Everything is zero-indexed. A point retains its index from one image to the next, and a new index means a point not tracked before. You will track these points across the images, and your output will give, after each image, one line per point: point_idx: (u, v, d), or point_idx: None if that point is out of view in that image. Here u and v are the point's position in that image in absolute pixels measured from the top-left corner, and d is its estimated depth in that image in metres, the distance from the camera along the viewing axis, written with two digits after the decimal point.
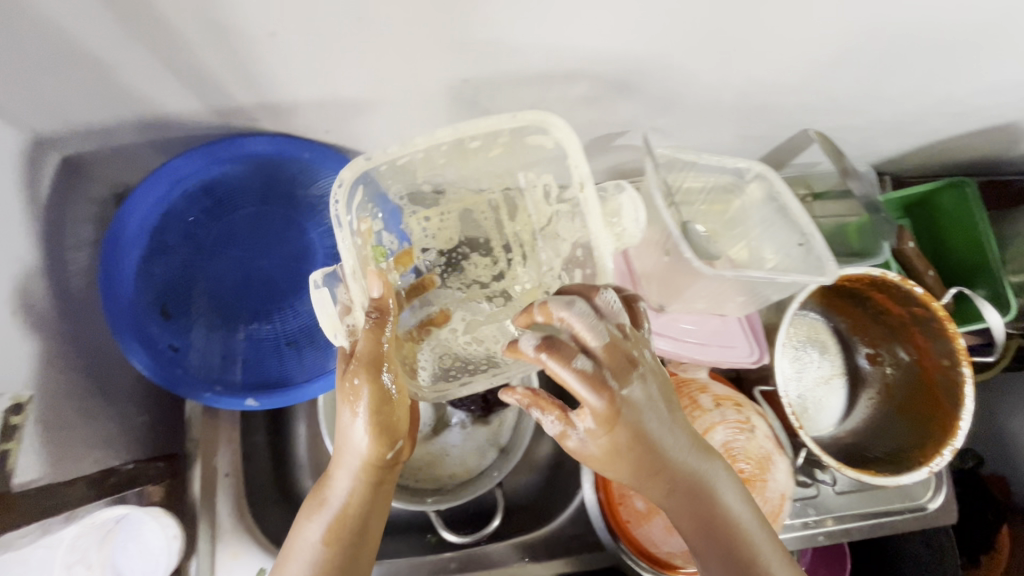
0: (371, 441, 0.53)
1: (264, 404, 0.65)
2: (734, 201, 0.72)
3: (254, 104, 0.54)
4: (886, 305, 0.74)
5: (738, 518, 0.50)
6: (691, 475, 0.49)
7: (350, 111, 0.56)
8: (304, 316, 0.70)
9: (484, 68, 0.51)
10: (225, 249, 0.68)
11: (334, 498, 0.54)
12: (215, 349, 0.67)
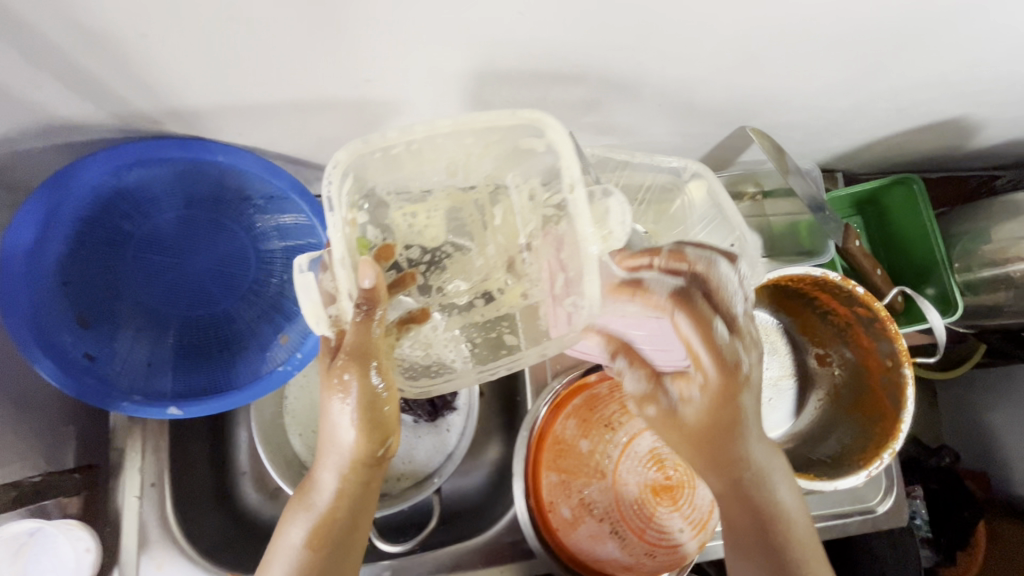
0: (358, 439, 0.55)
1: (190, 412, 0.63)
2: (676, 200, 0.71)
3: (155, 108, 0.52)
4: (832, 306, 0.73)
5: (787, 512, 0.52)
6: (749, 466, 0.53)
7: (258, 114, 0.55)
8: (236, 319, 0.70)
9: (389, 76, 0.50)
10: (148, 253, 0.65)
11: (320, 496, 0.57)
12: (138, 357, 0.64)
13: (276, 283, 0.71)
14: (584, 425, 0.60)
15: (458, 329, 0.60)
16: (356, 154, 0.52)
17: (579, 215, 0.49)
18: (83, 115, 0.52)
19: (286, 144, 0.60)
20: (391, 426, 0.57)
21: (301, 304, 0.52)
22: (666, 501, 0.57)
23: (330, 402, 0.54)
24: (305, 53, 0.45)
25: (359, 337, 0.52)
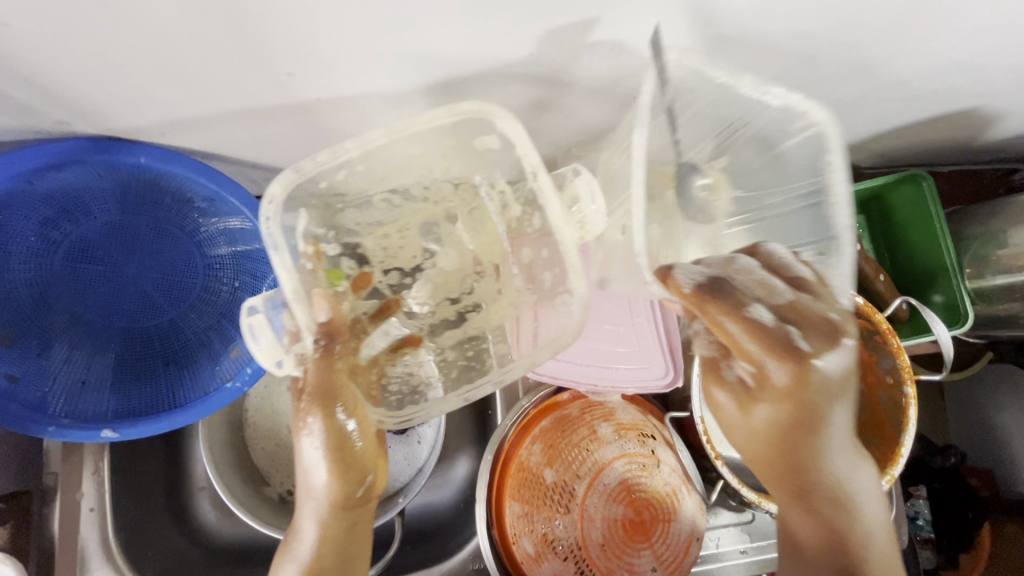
0: (332, 483, 0.54)
1: (125, 434, 0.58)
2: (775, 151, 0.43)
3: (60, 110, 0.46)
4: None
5: (868, 529, 0.52)
6: (822, 470, 0.52)
7: (177, 114, 0.48)
8: (182, 332, 0.65)
9: (317, 71, 0.43)
10: (82, 263, 0.61)
11: (300, 546, 0.54)
12: (72, 375, 0.60)
13: (225, 292, 0.66)
14: (551, 451, 0.54)
15: (433, 351, 0.52)
16: (291, 186, 0.47)
17: (548, 202, 0.46)
18: None
19: (221, 145, 0.54)
20: (366, 465, 0.56)
21: (259, 344, 0.49)
22: (638, 537, 0.52)
23: (302, 449, 0.54)
24: (213, 42, 0.39)
25: (321, 382, 0.51)
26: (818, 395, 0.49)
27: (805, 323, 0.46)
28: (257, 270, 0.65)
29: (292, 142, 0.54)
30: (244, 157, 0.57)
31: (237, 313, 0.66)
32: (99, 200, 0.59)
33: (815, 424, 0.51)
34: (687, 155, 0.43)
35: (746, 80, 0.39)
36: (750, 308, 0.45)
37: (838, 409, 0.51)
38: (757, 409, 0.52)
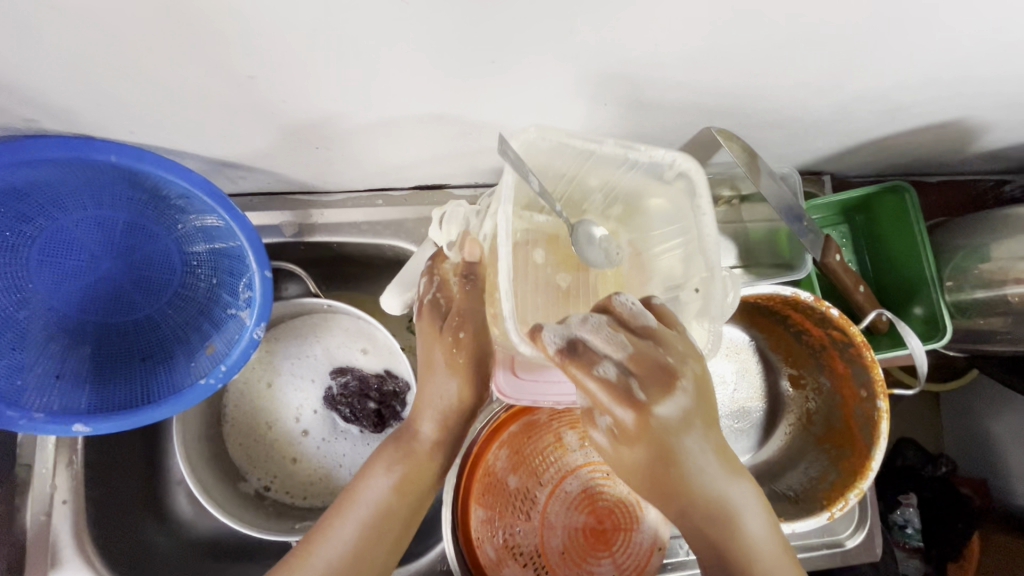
0: (451, 390, 0.53)
1: (97, 430, 0.58)
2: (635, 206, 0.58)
3: (29, 107, 0.46)
4: (805, 326, 0.66)
5: (756, 541, 0.48)
6: (707, 505, 0.48)
7: (147, 113, 0.49)
8: (159, 328, 0.66)
9: (280, 70, 0.43)
10: (57, 258, 0.61)
11: (417, 437, 0.53)
12: (46, 368, 0.61)
13: (201, 289, 0.67)
14: (517, 457, 0.55)
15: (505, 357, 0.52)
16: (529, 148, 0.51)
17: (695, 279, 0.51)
18: None
19: (191, 144, 0.54)
20: (484, 379, 0.54)
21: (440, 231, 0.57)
22: (600, 546, 0.52)
23: (438, 351, 0.52)
24: (171, 40, 0.39)
25: (464, 311, 0.52)
26: (656, 439, 0.44)
27: (654, 378, 0.44)
28: (233, 268, 0.66)
29: (263, 144, 0.55)
30: (217, 157, 0.57)
31: (213, 310, 0.67)
32: (74, 196, 0.59)
33: (677, 466, 0.45)
34: (586, 210, 0.60)
35: (607, 143, 0.52)
36: (599, 364, 0.43)
37: (696, 439, 0.45)
38: (626, 454, 0.46)
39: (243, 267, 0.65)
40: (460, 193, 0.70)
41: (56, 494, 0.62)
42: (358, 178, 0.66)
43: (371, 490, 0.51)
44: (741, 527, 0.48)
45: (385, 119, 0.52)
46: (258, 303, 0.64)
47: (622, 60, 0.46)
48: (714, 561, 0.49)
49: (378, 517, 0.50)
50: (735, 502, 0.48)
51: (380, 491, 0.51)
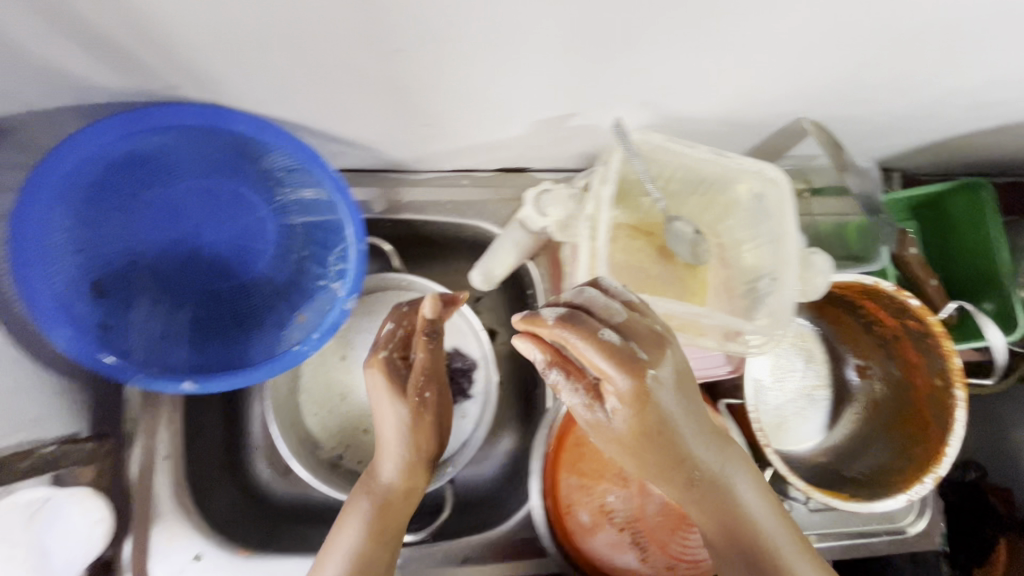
0: (409, 440, 0.61)
1: (203, 388, 0.61)
2: (724, 196, 0.63)
3: (177, 75, 0.47)
4: (878, 317, 0.68)
5: (754, 513, 0.50)
6: (706, 481, 0.49)
7: (286, 87, 0.50)
8: (253, 296, 0.68)
9: (429, 44, 0.45)
10: (163, 222, 0.63)
11: (381, 484, 0.61)
12: (152, 329, 0.63)
13: (293, 260, 0.69)
14: None
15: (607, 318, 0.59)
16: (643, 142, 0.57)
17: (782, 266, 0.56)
18: (100, 79, 0.47)
19: (310, 116, 0.56)
20: (435, 420, 0.63)
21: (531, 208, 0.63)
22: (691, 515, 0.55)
23: (398, 406, 0.60)
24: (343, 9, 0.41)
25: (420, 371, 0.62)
26: (654, 406, 0.44)
27: (645, 345, 0.43)
28: (327, 242, 0.68)
29: (380, 119, 0.57)
30: (330, 131, 0.59)
31: (304, 282, 0.69)
32: (188, 162, 0.61)
33: (675, 434, 0.45)
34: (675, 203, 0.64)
35: (703, 149, 0.57)
36: (602, 331, 0.42)
37: (688, 407, 0.46)
38: (619, 425, 0.45)
39: (337, 241, 0.67)
40: (541, 177, 0.72)
41: (157, 451, 0.64)
42: (450, 158, 0.68)
43: (345, 536, 0.58)
44: (740, 503, 0.50)
45: (502, 96, 0.54)
46: (352, 275, 0.66)
47: (750, 44, 0.48)
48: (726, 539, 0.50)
49: (354, 560, 0.56)
50: (734, 477, 0.50)
51: (354, 539, 0.58)
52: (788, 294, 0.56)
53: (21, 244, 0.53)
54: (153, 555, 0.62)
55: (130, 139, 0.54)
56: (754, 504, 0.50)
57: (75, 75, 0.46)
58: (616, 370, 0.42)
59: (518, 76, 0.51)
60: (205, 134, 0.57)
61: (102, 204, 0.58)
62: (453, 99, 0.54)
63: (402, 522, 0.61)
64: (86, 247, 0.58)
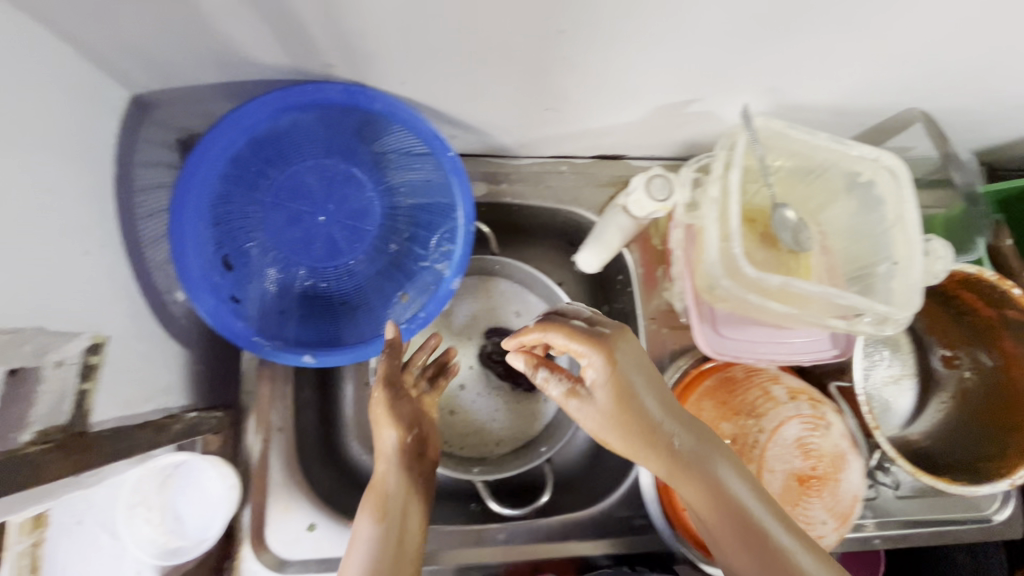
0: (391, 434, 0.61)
1: (322, 361, 0.63)
2: (832, 185, 0.64)
3: (337, 52, 0.48)
4: (974, 306, 0.68)
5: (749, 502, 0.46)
6: (691, 466, 0.47)
7: (433, 68, 0.51)
8: (359, 276, 0.68)
9: (591, 26, 0.46)
10: (284, 201, 0.64)
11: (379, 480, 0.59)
12: (269, 305, 0.64)
13: (398, 242, 0.70)
14: (724, 408, 0.59)
15: (722, 303, 0.60)
16: (763, 127, 0.58)
17: (906, 249, 0.56)
18: (264, 55, 0.48)
19: (443, 98, 0.57)
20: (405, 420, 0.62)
21: (635, 192, 0.63)
22: (811, 493, 0.55)
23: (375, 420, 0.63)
24: None
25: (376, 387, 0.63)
26: (623, 375, 0.47)
27: (611, 330, 0.50)
28: (432, 224, 0.69)
29: (509, 102, 0.58)
30: (456, 113, 0.60)
31: (408, 264, 0.70)
32: (309, 140, 0.63)
33: (648, 408, 0.47)
34: (784, 190, 0.65)
35: (823, 136, 0.58)
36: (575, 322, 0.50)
37: (654, 386, 0.48)
38: (596, 400, 0.48)
39: (443, 224, 0.68)
40: (638, 165, 0.74)
41: (271, 423, 0.66)
42: (556, 144, 0.69)
43: (364, 534, 0.54)
44: (731, 490, 0.46)
45: (634, 81, 0.55)
46: (458, 257, 0.67)
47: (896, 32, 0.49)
48: (732, 536, 0.45)
49: (372, 550, 0.53)
50: (713, 463, 0.47)
51: (365, 531, 0.54)
52: (917, 276, 0.56)
53: (178, 217, 0.57)
54: (271, 524, 0.63)
55: (271, 117, 0.56)
56: (748, 498, 0.46)
57: (245, 51, 0.48)
58: (585, 345, 0.48)
59: (659, 61, 0.52)
60: (342, 114, 0.59)
61: (233, 182, 0.61)
62: (587, 82, 0.55)
63: (410, 511, 0.57)
64: (222, 221, 0.61)
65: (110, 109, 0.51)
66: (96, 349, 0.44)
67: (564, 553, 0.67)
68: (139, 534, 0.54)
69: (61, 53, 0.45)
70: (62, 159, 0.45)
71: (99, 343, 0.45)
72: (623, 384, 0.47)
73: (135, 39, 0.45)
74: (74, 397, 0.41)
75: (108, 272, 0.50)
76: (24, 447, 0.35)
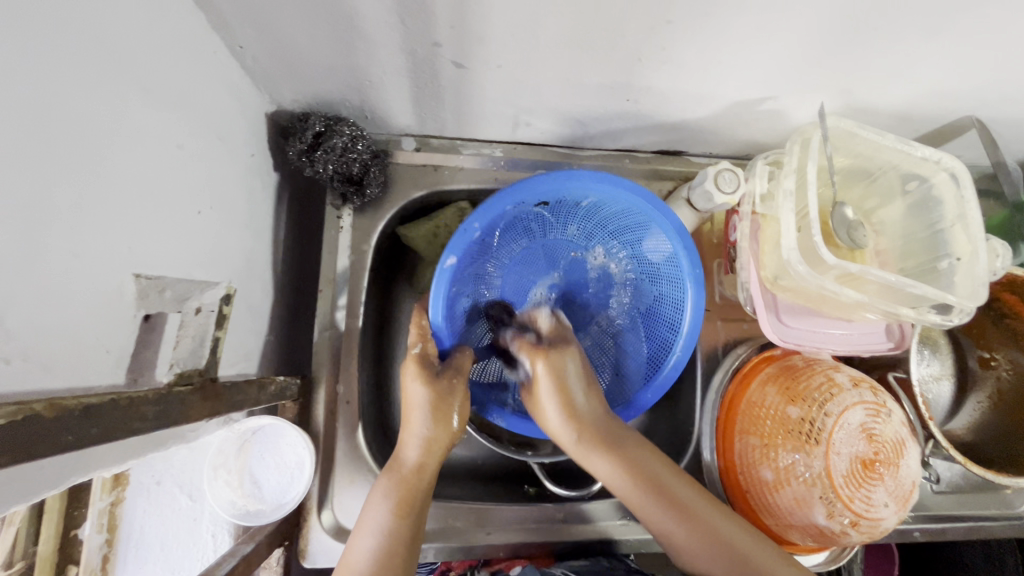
0: (434, 427, 0.59)
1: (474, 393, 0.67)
2: (888, 188, 0.66)
3: (450, 32, 0.50)
4: (1015, 308, 0.70)
5: (673, 489, 0.56)
6: (599, 427, 0.59)
7: (534, 53, 0.54)
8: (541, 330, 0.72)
9: (697, 19, 0.49)
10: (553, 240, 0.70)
11: (402, 463, 0.59)
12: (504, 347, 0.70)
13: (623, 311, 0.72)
14: (789, 393, 0.61)
15: (785, 292, 0.63)
16: (833, 125, 0.60)
17: (970, 245, 0.59)
18: (379, 30, 0.50)
19: (532, 84, 0.59)
20: (463, 416, 0.61)
21: (704, 185, 0.66)
22: (875, 476, 0.57)
23: (422, 395, 0.59)
24: None
25: (459, 365, 0.62)
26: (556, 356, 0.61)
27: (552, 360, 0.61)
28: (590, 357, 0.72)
29: (593, 90, 0.60)
30: (539, 99, 0.62)
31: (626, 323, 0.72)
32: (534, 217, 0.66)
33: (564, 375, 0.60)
34: (842, 191, 0.68)
35: (888, 137, 0.61)
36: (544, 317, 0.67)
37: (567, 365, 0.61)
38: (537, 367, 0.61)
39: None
40: (694, 161, 0.77)
41: (339, 395, 0.67)
42: (624, 136, 0.72)
43: (374, 522, 0.55)
44: (644, 465, 0.57)
45: (719, 76, 0.58)
46: None
47: (975, 40, 0.52)
48: (648, 505, 0.56)
49: (387, 541, 0.54)
50: (622, 442, 0.58)
51: (379, 516, 0.55)
52: (981, 270, 0.58)
53: (571, 176, 0.60)
54: (338, 495, 0.64)
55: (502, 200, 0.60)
56: (671, 480, 0.57)
57: (361, 25, 0.49)
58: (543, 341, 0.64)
59: (747, 58, 0.55)
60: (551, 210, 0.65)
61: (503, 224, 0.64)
62: (675, 74, 0.57)
63: (428, 499, 0.59)
64: (569, 204, 0.65)
65: (222, 75, 0.52)
66: (229, 300, 0.51)
67: (620, 534, 0.69)
68: (220, 495, 0.55)
69: (193, 16, 0.46)
70: (183, 116, 0.46)
71: (230, 296, 0.52)
72: (564, 378, 0.60)
73: (264, 8, 0.47)
74: (209, 341, 0.47)
75: (214, 233, 0.51)
76: (173, 387, 0.36)
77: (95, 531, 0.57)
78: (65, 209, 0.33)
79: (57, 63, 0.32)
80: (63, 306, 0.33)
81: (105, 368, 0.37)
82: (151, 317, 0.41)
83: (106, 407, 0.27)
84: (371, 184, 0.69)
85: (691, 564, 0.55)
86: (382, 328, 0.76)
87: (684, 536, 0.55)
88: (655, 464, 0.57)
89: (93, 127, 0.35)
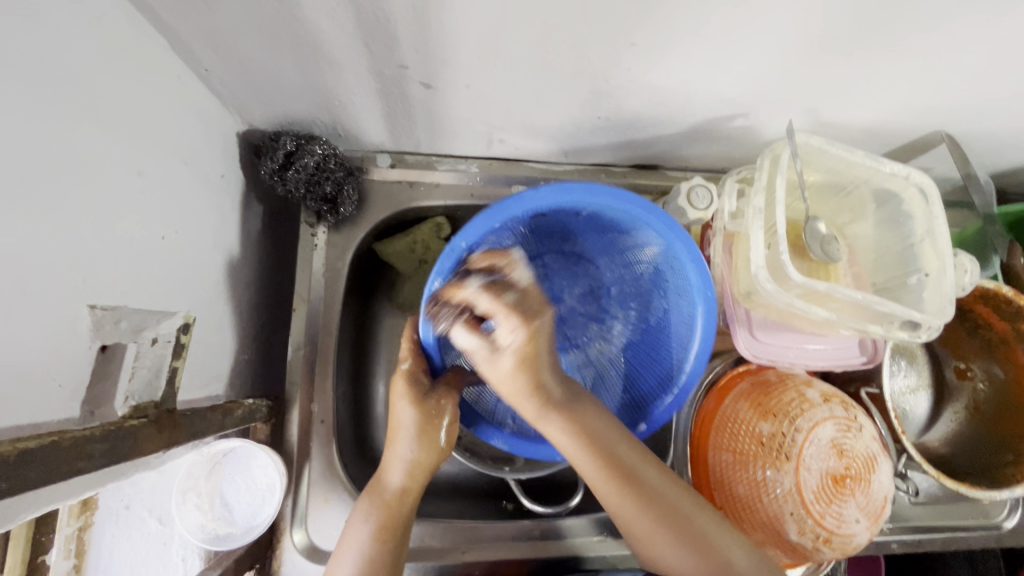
0: (417, 449, 0.59)
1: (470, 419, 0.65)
2: (861, 202, 0.67)
3: (416, 54, 0.50)
4: (989, 320, 0.70)
5: (653, 482, 0.56)
6: (573, 407, 0.57)
7: (501, 73, 0.54)
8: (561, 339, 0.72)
9: (660, 40, 0.49)
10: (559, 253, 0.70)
11: (386, 489, 0.58)
12: None
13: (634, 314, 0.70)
14: (760, 408, 0.62)
15: (758, 311, 0.63)
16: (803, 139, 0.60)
17: (939, 259, 0.59)
18: (344, 54, 0.50)
19: (503, 102, 0.59)
20: (450, 436, 0.61)
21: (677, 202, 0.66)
22: (845, 491, 0.57)
23: (410, 417, 0.59)
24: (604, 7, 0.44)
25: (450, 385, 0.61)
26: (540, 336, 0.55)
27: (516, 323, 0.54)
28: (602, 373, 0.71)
29: (563, 107, 0.60)
30: (512, 117, 0.62)
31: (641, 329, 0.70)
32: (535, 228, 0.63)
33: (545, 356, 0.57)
34: (817, 204, 0.68)
35: (858, 152, 0.61)
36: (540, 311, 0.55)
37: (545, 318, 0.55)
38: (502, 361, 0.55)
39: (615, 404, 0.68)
40: (669, 175, 0.78)
41: (313, 414, 0.67)
42: (599, 151, 0.72)
43: (355, 545, 0.55)
44: (607, 447, 0.56)
45: (688, 94, 0.58)
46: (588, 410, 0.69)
47: (937, 57, 0.52)
48: (608, 481, 0.55)
49: (369, 563, 0.54)
50: (585, 412, 0.57)
51: (361, 538, 0.56)
52: (949, 286, 0.58)
53: (566, 190, 0.56)
54: (312, 515, 0.64)
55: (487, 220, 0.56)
56: (654, 478, 0.56)
57: (327, 51, 0.50)
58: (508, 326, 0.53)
59: (714, 78, 0.55)
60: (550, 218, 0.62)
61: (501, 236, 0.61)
62: (644, 93, 0.57)
63: (411, 516, 0.59)
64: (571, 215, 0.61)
65: (188, 98, 0.52)
66: (187, 328, 0.49)
67: (597, 549, 0.69)
68: (189, 519, 0.54)
69: (154, 43, 0.46)
70: (144, 144, 0.46)
71: (189, 323, 0.50)
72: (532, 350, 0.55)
73: (229, 34, 0.47)
74: (165, 372, 0.46)
75: (181, 258, 0.51)
76: (126, 423, 0.37)
77: (61, 557, 0.54)
78: (18, 242, 0.33)
79: (7, 97, 0.32)
80: (14, 342, 0.33)
81: (57, 402, 0.37)
82: (108, 347, 0.41)
83: (42, 450, 0.28)
84: (345, 203, 0.69)
85: (646, 541, 0.57)
86: (359, 345, 0.76)
87: (648, 521, 0.55)
88: (621, 443, 0.56)
89: (47, 162, 0.35)
